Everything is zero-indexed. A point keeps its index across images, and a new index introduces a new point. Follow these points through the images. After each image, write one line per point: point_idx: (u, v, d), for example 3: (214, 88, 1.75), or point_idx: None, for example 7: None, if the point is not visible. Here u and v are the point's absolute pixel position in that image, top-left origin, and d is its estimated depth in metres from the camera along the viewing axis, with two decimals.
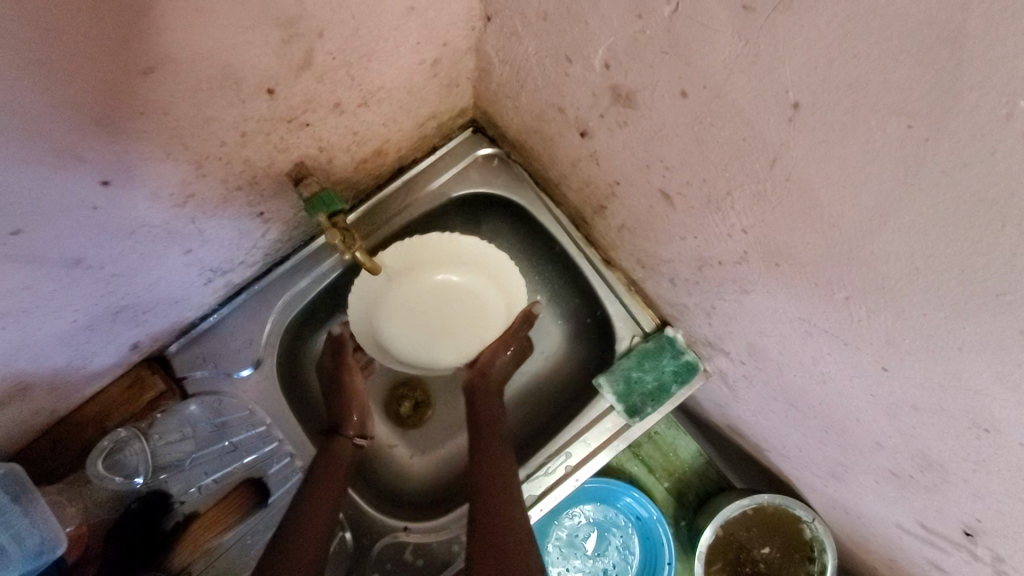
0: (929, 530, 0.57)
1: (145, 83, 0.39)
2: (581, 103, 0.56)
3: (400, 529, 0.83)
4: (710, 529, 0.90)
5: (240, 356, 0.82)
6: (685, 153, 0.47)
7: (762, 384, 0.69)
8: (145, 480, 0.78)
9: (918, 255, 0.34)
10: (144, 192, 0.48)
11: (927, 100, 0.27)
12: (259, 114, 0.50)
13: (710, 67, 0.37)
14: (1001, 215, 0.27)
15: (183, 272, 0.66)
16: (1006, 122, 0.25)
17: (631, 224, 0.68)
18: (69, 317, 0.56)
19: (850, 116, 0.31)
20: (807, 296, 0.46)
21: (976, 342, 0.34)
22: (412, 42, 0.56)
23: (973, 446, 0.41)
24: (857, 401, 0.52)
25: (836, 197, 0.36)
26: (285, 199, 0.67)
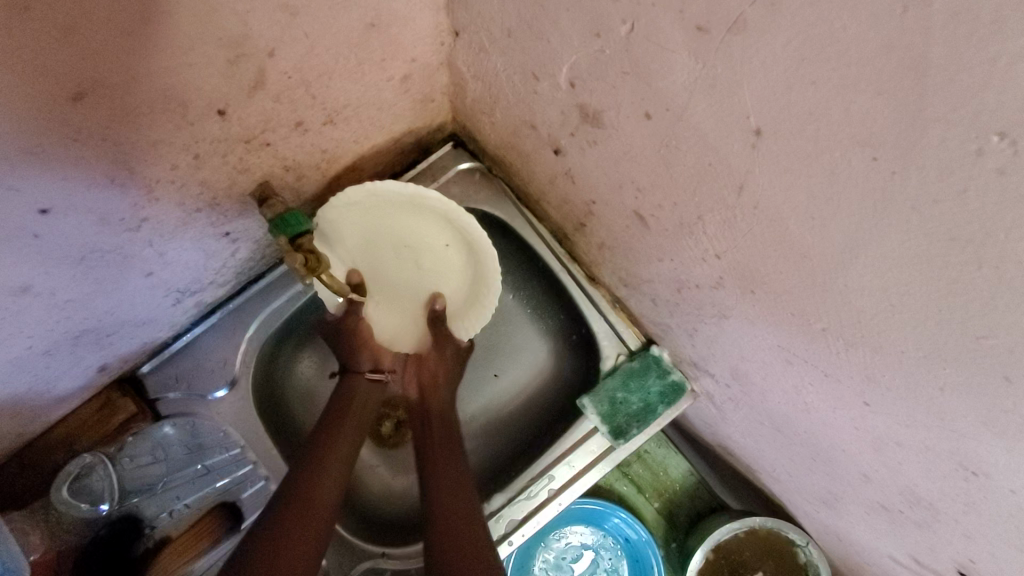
0: (922, 564, 0.54)
1: (78, 108, 0.37)
2: (551, 121, 0.54)
3: (378, 554, 0.80)
4: (700, 552, 0.87)
5: (214, 376, 0.79)
6: (655, 175, 0.45)
7: (748, 408, 0.66)
8: (112, 506, 0.75)
9: (892, 291, 0.31)
10: (92, 216, 0.47)
11: (890, 133, 0.25)
12: (212, 135, 0.48)
13: (670, 89, 0.35)
14: (976, 255, 0.25)
15: (147, 294, 0.64)
16: (976, 157, 0.22)
17: (610, 242, 0.66)
18: (23, 345, 0.54)
19: (813, 146, 0.29)
20: (784, 325, 0.44)
21: (958, 384, 0.32)
22: (376, 58, 0.54)
23: (961, 487, 0.38)
24: (842, 433, 0.49)
25: (806, 228, 0.33)
26: (252, 218, 0.65)
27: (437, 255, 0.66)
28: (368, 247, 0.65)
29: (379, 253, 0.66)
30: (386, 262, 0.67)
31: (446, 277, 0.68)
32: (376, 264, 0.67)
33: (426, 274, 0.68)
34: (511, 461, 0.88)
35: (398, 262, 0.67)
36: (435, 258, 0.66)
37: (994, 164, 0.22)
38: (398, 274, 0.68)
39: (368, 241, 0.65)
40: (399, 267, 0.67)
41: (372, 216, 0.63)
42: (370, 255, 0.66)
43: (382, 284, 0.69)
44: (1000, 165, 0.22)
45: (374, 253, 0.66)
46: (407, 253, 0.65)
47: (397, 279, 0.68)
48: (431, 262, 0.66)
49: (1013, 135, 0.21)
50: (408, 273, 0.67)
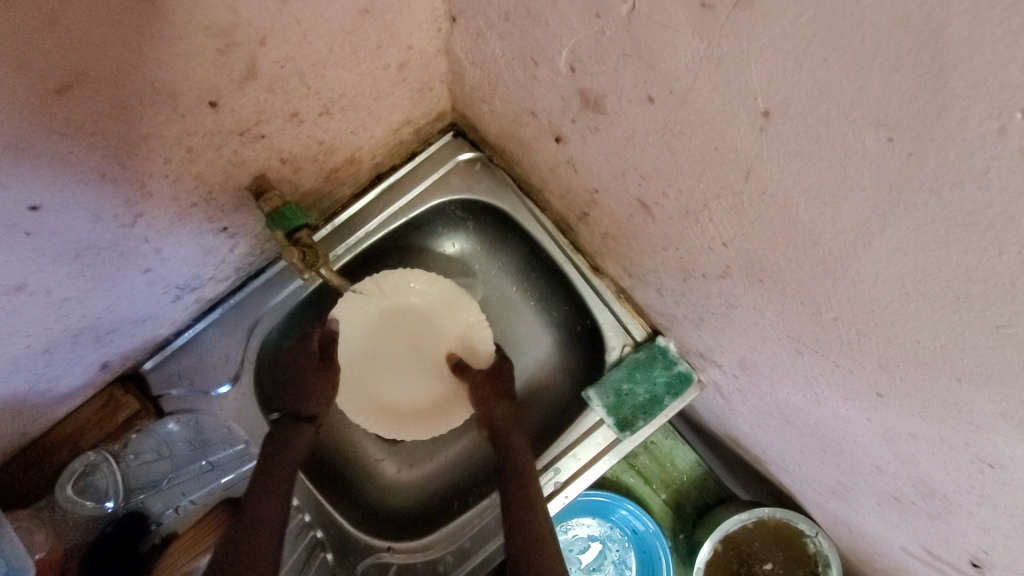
0: (935, 556, 0.53)
1: (64, 100, 0.36)
2: (552, 108, 0.53)
3: (383, 549, 0.80)
4: (708, 544, 0.86)
5: (216, 372, 0.79)
6: (658, 162, 0.43)
7: (756, 399, 0.65)
8: (118, 504, 0.76)
9: (909, 278, 0.30)
10: (84, 213, 0.46)
11: (909, 110, 0.23)
12: (204, 128, 0.47)
13: (674, 71, 0.34)
14: (997, 240, 0.24)
15: (146, 291, 0.63)
16: (999, 137, 0.21)
17: (614, 232, 0.64)
18: (20, 344, 0.53)
19: (825, 127, 0.27)
20: (795, 313, 0.42)
21: (975, 373, 0.30)
22: (371, 46, 0.53)
23: (977, 478, 0.37)
24: (853, 423, 0.48)
25: (817, 213, 0.32)
26: (250, 213, 0.64)
27: (430, 325, 0.86)
28: (378, 345, 0.85)
29: (388, 344, 0.85)
30: (395, 351, 0.85)
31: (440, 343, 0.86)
32: (387, 358, 0.85)
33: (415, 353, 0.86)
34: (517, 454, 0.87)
35: (404, 347, 0.86)
36: (429, 332, 0.86)
37: (1018, 143, 0.21)
38: (405, 359, 0.86)
39: (378, 337, 0.84)
40: (404, 352, 0.85)
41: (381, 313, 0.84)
42: (381, 351, 0.85)
43: (394, 379, 0.85)
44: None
45: (383, 350, 0.85)
46: (408, 334, 0.86)
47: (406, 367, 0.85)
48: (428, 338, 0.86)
49: None
50: (411, 358, 0.86)
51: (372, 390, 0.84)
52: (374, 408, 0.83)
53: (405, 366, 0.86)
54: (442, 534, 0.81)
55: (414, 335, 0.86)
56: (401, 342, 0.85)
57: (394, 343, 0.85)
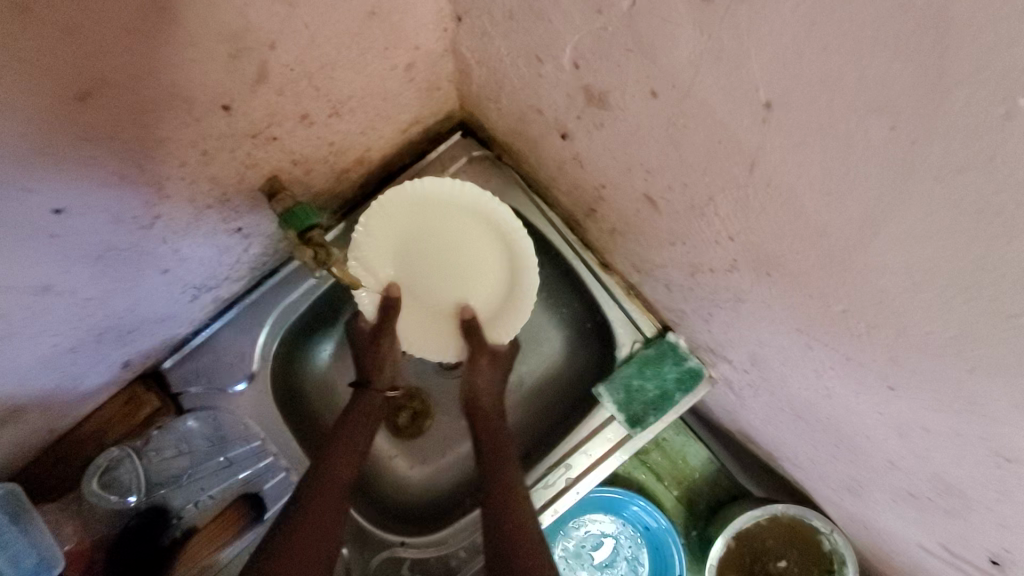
0: (952, 553, 0.51)
1: (86, 107, 0.37)
2: (558, 104, 0.53)
3: (396, 544, 0.81)
4: (721, 540, 0.86)
5: (233, 370, 0.80)
6: (664, 156, 0.44)
7: (768, 394, 0.65)
8: (140, 497, 0.77)
9: (916, 269, 0.30)
10: (105, 215, 0.47)
11: (909, 98, 0.23)
12: (219, 130, 0.48)
13: (676, 65, 0.34)
14: (1005, 228, 0.24)
15: (165, 291, 0.65)
16: (1004, 122, 0.21)
17: (622, 228, 0.65)
18: (47, 343, 0.55)
19: (827, 117, 0.27)
20: (803, 307, 0.42)
21: (988, 365, 0.30)
22: (379, 47, 0.54)
23: (995, 473, 0.36)
24: (865, 418, 0.47)
25: (822, 206, 0.32)
26: (263, 213, 0.66)
27: (460, 232, 0.68)
28: (414, 272, 0.70)
29: (419, 267, 0.70)
30: (436, 276, 0.70)
31: (487, 258, 0.69)
32: (433, 280, 0.70)
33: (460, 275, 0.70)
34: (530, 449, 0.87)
35: (444, 263, 0.69)
36: (462, 244, 0.68)
37: (1023, 129, 0.21)
38: (447, 281, 0.70)
39: (413, 267, 0.69)
40: (448, 270, 0.70)
41: (402, 246, 0.69)
42: (421, 279, 0.70)
43: (442, 306, 0.72)
44: None
45: (423, 281, 0.70)
46: (437, 251, 0.69)
47: (454, 290, 0.71)
48: (465, 251, 0.69)
49: None
50: (457, 274, 0.70)
51: (425, 324, 0.72)
52: (437, 343, 0.73)
53: (445, 287, 0.71)
54: (455, 529, 0.81)
55: (452, 253, 0.69)
56: (439, 262, 0.70)
57: (431, 268, 0.70)
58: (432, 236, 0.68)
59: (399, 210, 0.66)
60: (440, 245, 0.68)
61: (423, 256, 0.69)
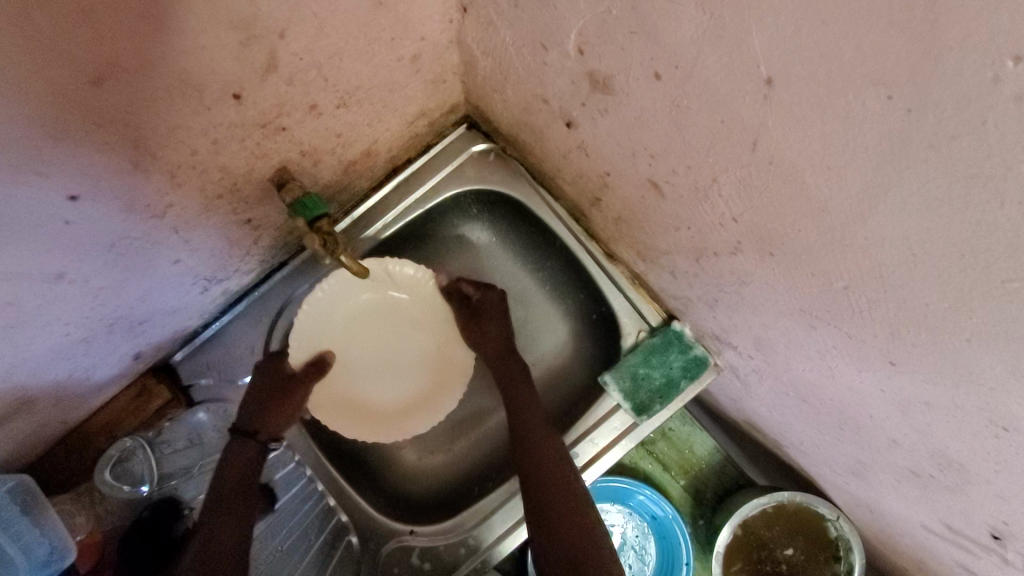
0: (955, 531, 0.52)
1: (101, 92, 0.38)
2: (562, 92, 0.54)
3: (406, 532, 0.82)
4: (728, 528, 0.86)
5: (243, 362, 0.82)
6: (667, 139, 0.44)
7: (772, 379, 0.65)
8: (152, 488, 0.78)
9: (914, 239, 0.30)
10: (118, 203, 0.48)
11: (903, 66, 0.24)
12: (228, 120, 0.49)
13: (678, 45, 0.35)
14: (996, 192, 0.24)
15: (175, 281, 0.66)
16: (993, 85, 0.22)
17: (627, 215, 0.65)
18: (61, 331, 0.56)
19: (827, 90, 0.28)
20: (805, 286, 0.43)
21: (985, 333, 0.31)
22: (385, 38, 0.55)
23: (992, 444, 0.37)
24: (869, 398, 0.48)
25: (823, 180, 0.33)
26: (271, 205, 0.67)
27: (403, 325, 0.80)
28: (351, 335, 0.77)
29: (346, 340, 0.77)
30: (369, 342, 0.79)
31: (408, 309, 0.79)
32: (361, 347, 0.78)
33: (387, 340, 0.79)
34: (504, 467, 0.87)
35: (380, 346, 0.79)
36: (405, 335, 0.80)
37: (1011, 91, 0.21)
38: (379, 361, 0.80)
39: (349, 336, 0.77)
40: (384, 352, 0.79)
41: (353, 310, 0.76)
42: (356, 346, 0.78)
43: (363, 379, 0.79)
44: (1018, 91, 0.21)
45: (359, 345, 0.78)
46: (381, 329, 0.78)
47: (385, 370, 0.80)
48: (381, 339, 0.79)
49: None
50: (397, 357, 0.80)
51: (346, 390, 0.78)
52: (349, 403, 0.78)
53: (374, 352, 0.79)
54: (463, 517, 0.83)
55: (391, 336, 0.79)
56: (374, 341, 0.79)
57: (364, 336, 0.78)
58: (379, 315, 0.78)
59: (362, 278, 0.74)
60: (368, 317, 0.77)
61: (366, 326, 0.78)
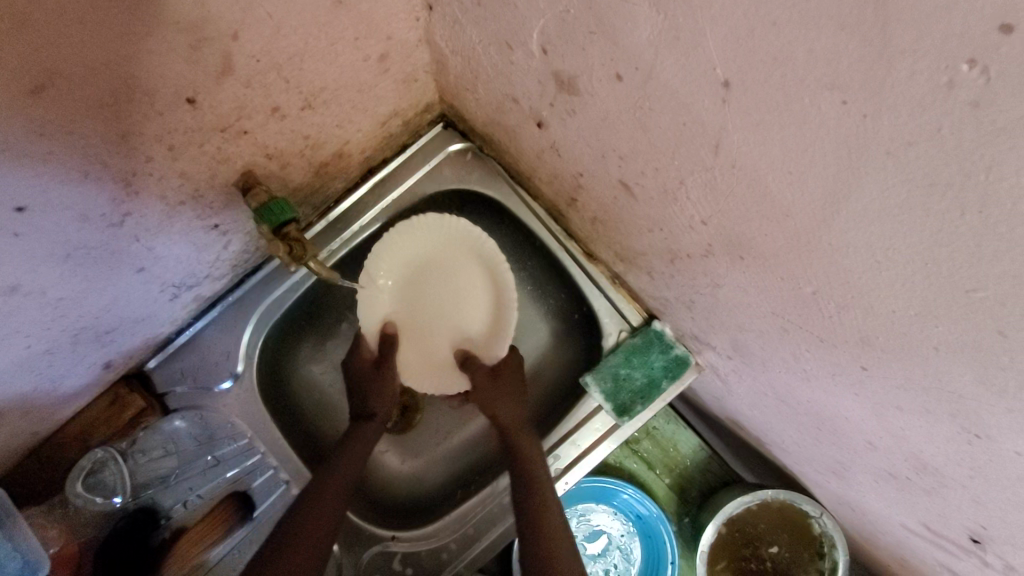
0: (934, 532, 0.51)
1: (42, 101, 0.36)
2: (531, 92, 0.53)
3: (387, 538, 0.80)
4: (712, 527, 0.85)
5: (219, 368, 0.79)
6: (633, 141, 0.43)
7: (751, 379, 0.65)
8: (126, 499, 0.77)
9: (877, 246, 0.29)
10: (71, 213, 0.46)
11: (857, 70, 0.23)
12: (185, 124, 0.48)
13: (636, 45, 0.34)
14: (956, 200, 0.23)
15: (142, 289, 0.64)
16: (948, 91, 0.21)
17: (602, 216, 0.64)
18: (22, 344, 0.55)
19: (782, 93, 0.27)
20: (775, 289, 0.42)
21: (951, 341, 0.30)
22: (348, 37, 0.53)
23: (966, 450, 0.36)
24: (844, 401, 0.47)
25: (785, 184, 0.32)
26: (239, 209, 0.65)
27: (467, 276, 0.76)
28: (414, 291, 0.75)
29: (411, 296, 0.75)
30: (439, 297, 0.76)
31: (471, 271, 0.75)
32: (428, 297, 0.76)
33: (456, 294, 0.76)
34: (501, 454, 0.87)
35: (442, 294, 0.76)
36: (461, 282, 0.76)
37: (967, 96, 0.20)
38: (445, 313, 0.77)
39: (415, 286, 0.75)
40: (447, 298, 0.76)
41: (410, 266, 0.74)
42: (419, 296, 0.75)
43: (439, 333, 0.77)
44: (974, 97, 0.20)
45: (426, 293, 0.76)
46: (443, 276, 0.76)
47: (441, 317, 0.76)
48: (460, 287, 0.76)
49: (983, 62, 0.19)
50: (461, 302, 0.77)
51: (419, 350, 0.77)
52: (417, 357, 0.77)
53: (442, 306, 0.76)
54: (446, 522, 0.81)
55: (449, 285, 0.75)
56: (437, 291, 0.76)
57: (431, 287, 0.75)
58: (435, 262, 0.75)
59: (405, 237, 0.72)
60: (433, 268, 0.75)
61: (418, 281, 0.75)
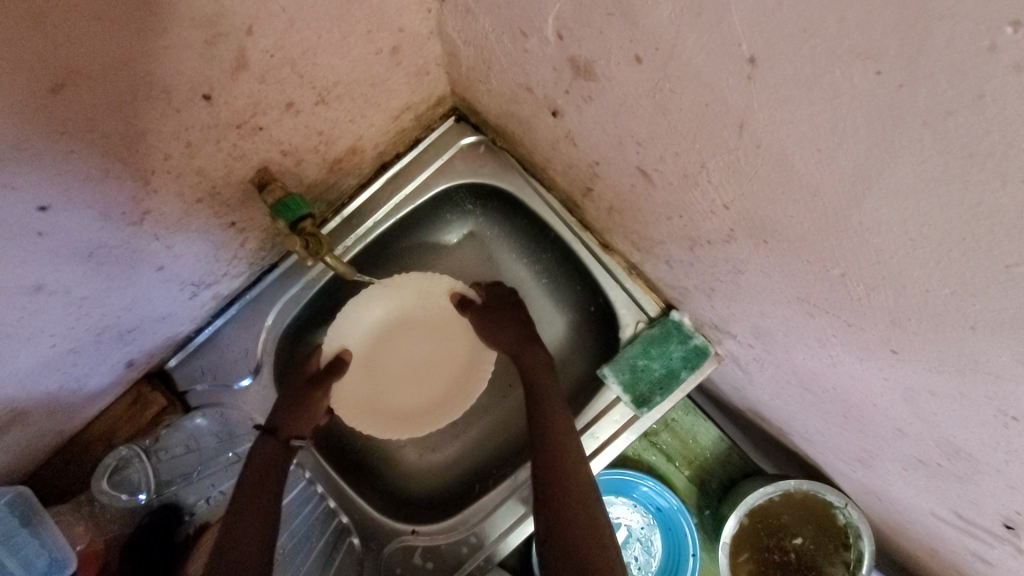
0: (967, 520, 0.50)
1: (60, 101, 0.37)
2: (545, 80, 0.52)
3: (408, 532, 0.81)
4: (734, 518, 0.85)
5: (238, 367, 0.80)
6: (652, 126, 0.43)
7: (774, 368, 0.64)
8: (150, 496, 0.78)
9: (911, 223, 0.28)
10: (92, 211, 0.47)
11: (893, 38, 0.22)
12: (201, 121, 0.48)
13: (655, 25, 0.33)
14: (998, 171, 0.22)
15: (162, 288, 0.64)
16: (989, 56, 0.20)
17: (619, 205, 0.64)
18: (47, 344, 0.55)
19: (812, 67, 0.26)
20: (801, 273, 0.41)
21: (989, 320, 0.29)
22: (361, 30, 0.53)
23: (1002, 433, 0.35)
24: (871, 386, 0.46)
25: (813, 162, 0.31)
26: (255, 207, 0.65)
27: (439, 341, 0.84)
28: (389, 339, 0.82)
29: (384, 343, 0.82)
30: (408, 349, 0.83)
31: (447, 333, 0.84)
32: (400, 345, 0.83)
33: (427, 354, 0.84)
34: (519, 449, 0.86)
35: (412, 350, 0.83)
36: (438, 347, 0.84)
37: (1010, 61, 0.20)
38: (408, 368, 0.83)
39: (391, 334, 0.82)
40: (415, 355, 0.83)
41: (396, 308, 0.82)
42: (390, 343, 0.82)
43: (392, 383, 0.82)
44: (1018, 60, 0.19)
45: (406, 347, 0.83)
46: (436, 343, 0.84)
47: (407, 369, 0.83)
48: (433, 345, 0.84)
49: None
50: (436, 408, 0.81)
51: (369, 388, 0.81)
52: (366, 399, 0.80)
53: (411, 358, 0.83)
54: (465, 516, 0.82)
55: (421, 340, 0.83)
56: (407, 344, 0.83)
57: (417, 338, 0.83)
58: (415, 320, 0.83)
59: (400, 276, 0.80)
60: (411, 321, 0.83)
61: (394, 334, 0.82)
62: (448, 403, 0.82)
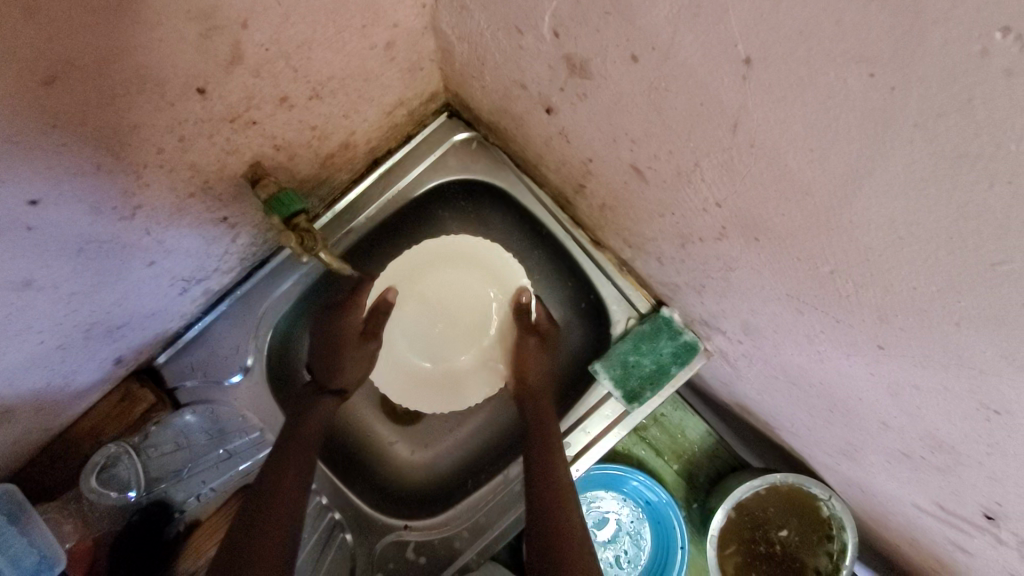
0: (948, 511, 0.52)
1: (52, 93, 0.36)
2: (540, 77, 0.52)
3: (401, 527, 0.81)
4: (722, 512, 0.86)
5: (228, 363, 0.79)
6: (646, 124, 0.43)
7: (762, 363, 0.65)
8: (140, 493, 0.77)
9: (899, 222, 0.29)
10: (83, 205, 0.46)
11: (887, 41, 0.23)
12: (194, 115, 0.48)
13: (653, 25, 0.33)
14: (986, 172, 0.23)
15: (152, 283, 0.64)
16: (981, 60, 0.21)
17: (611, 202, 0.64)
18: (35, 340, 0.55)
19: (807, 69, 0.27)
20: (790, 270, 0.42)
21: (973, 316, 0.30)
22: (356, 25, 0.53)
23: (983, 425, 0.36)
24: (858, 381, 0.47)
25: (805, 161, 0.32)
26: (248, 202, 0.65)
27: (467, 333, 0.89)
28: (435, 298, 0.87)
29: (433, 299, 0.88)
30: (445, 318, 0.88)
31: (475, 329, 0.89)
32: (440, 310, 0.88)
33: (458, 331, 0.89)
34: (515, 442, 0.87)
35: (448, 318, 0.88)
36: (470, 334, 0.89)
37: (999, 65, 0.20)
38: (438, 334, 0.89)
39: (439, 293, 0.88)
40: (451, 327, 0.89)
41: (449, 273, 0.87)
42: (434, 305, 0.88)
43: (421, 336, 0.88)
44: (1007, 65, 0.20)
45: (441, 315, 0.88)
46: (461, 335, 0.89)
47: (440, 337, 0.89)
48: (464, 328, 0.89)
49: (1017, 28, 0.19)
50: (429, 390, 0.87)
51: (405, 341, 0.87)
52: (394, 334, 0.88)
53: (443, 326, 0.88)
54: (457, 511, 0.82)
55: (457, 316, 0.89)
56: (443, 315, 0.88)
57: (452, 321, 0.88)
58: (460, 295, 0.88)
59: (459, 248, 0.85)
60: (455, 296, 0.88)
61: (438, 296, 0.87)
62: (436, 391, 0.88)
